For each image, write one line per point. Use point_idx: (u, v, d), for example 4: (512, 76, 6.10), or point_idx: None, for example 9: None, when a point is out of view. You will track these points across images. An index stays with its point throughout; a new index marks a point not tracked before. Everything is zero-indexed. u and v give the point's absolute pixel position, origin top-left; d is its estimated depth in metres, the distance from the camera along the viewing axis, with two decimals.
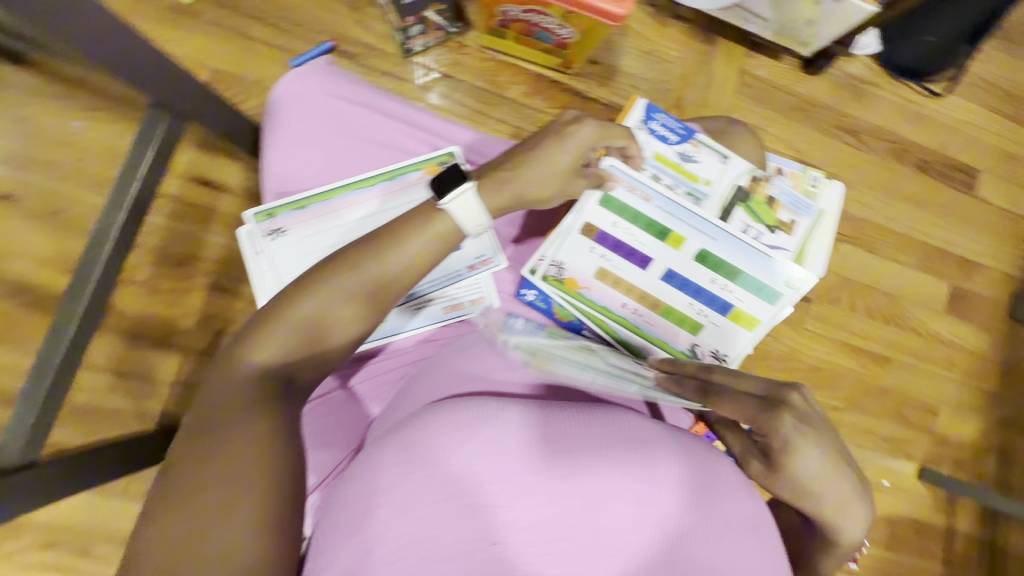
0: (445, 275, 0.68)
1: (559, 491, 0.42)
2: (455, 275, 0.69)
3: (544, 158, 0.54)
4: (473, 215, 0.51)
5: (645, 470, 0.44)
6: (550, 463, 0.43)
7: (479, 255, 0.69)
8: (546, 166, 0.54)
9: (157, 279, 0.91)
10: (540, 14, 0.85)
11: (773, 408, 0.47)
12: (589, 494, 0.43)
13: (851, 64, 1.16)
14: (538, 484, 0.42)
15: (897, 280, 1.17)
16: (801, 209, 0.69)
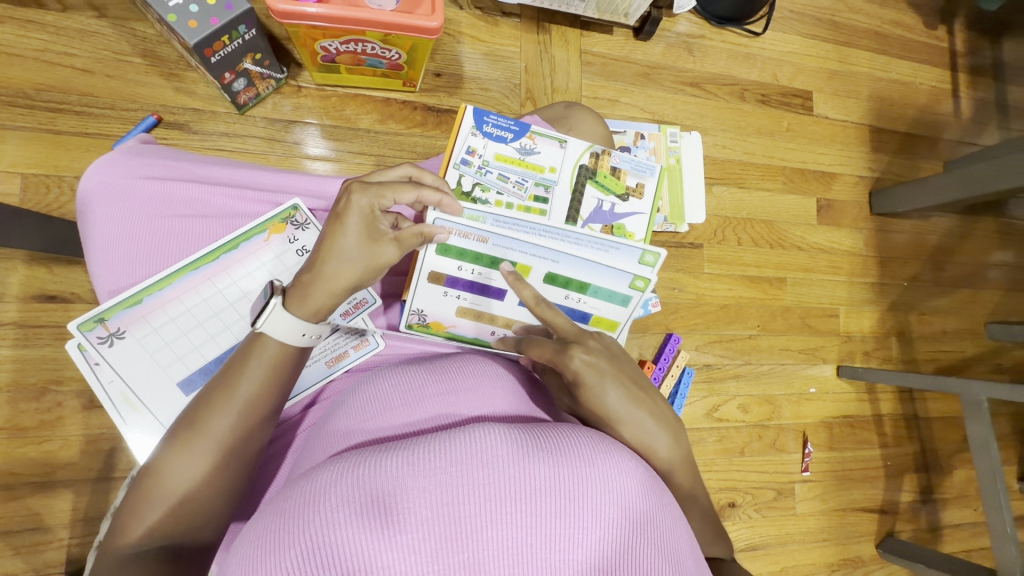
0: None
1: (441, 541, 0.37)
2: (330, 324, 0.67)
3: (335, 248, 0.52)
4: (289, 327, 0.51)
5: (533, 488, 0.40)
6: (425, 512, 0.37)
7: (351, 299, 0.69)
8: (340, 255, 0.52)
9: (17, 417, 0.81)
10: (360, 42, 0.83)
11: (564, 345, 0.56)
12: (473, 534, 0.38)
13: (678, 23, 1.23)
14: (414, 537, 0.37)
15: (770, 207, 1.27)
16: (645, 170, 0.73)
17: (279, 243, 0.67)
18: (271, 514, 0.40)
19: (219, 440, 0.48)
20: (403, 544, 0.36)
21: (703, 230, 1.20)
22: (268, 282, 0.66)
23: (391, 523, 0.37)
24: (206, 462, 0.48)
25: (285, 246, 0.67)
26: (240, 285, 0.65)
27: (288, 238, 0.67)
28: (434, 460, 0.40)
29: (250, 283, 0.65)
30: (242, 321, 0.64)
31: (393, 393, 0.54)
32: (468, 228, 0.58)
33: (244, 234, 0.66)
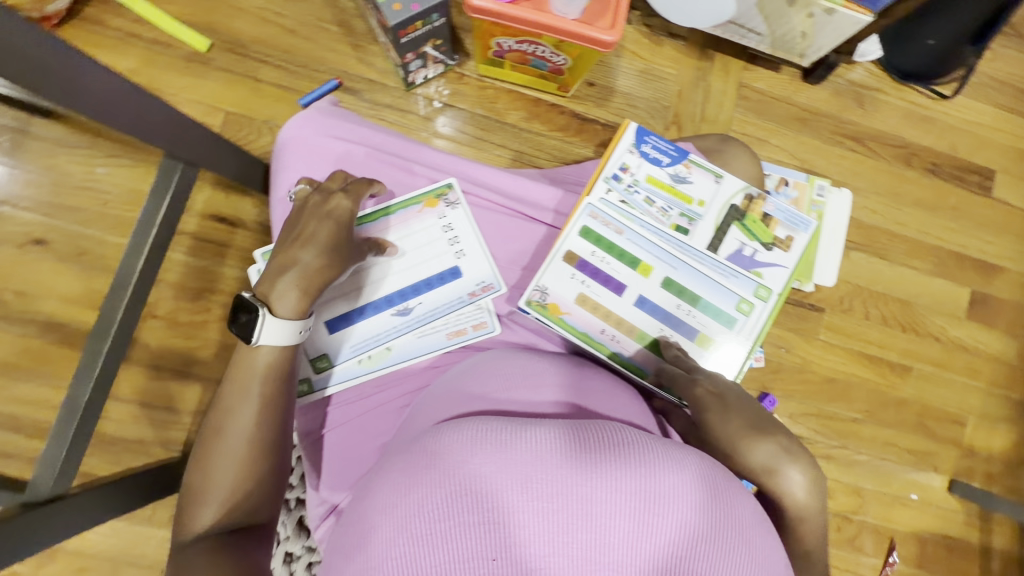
0: (451, 304, 0.72)
1: (558, 506, 0.42)
2: (457, 301, 0.72)
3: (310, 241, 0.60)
4: (281, 333, 0.57)
5: (644, 476, 0.43)
6: (545, 480, 0.43)
7: (479, 282, 0.73)
8: (323, 246, 0.60)
9: (176, 313, 0.95)
10: (534, 44, 0.87)
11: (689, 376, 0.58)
12: (588, 507, 0.42)
13: (853, 70, 1.14)
14: (536, 499, 0.42)
15: (911, 286, 1.15)
16: (799, 225, 0.70)
17: (429, 216, 0.74)
18: (417, 453, 0.46)
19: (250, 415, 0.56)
20: (531, 512, 0.42)
21: (828, 293, 1.12)
22: (414, 250, 0.72)
23: (523, 492, 0.42)
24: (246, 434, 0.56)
25: (433, 220, 0.73)
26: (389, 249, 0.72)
27: (438, 213, 0.74)
28: (564, 447, 0.45)
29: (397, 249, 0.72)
30: (385, 279, 0.71)
31: (516, 373, 0.59)
32: (613, 217, 0.67)
33: (401, 203, 0.73)
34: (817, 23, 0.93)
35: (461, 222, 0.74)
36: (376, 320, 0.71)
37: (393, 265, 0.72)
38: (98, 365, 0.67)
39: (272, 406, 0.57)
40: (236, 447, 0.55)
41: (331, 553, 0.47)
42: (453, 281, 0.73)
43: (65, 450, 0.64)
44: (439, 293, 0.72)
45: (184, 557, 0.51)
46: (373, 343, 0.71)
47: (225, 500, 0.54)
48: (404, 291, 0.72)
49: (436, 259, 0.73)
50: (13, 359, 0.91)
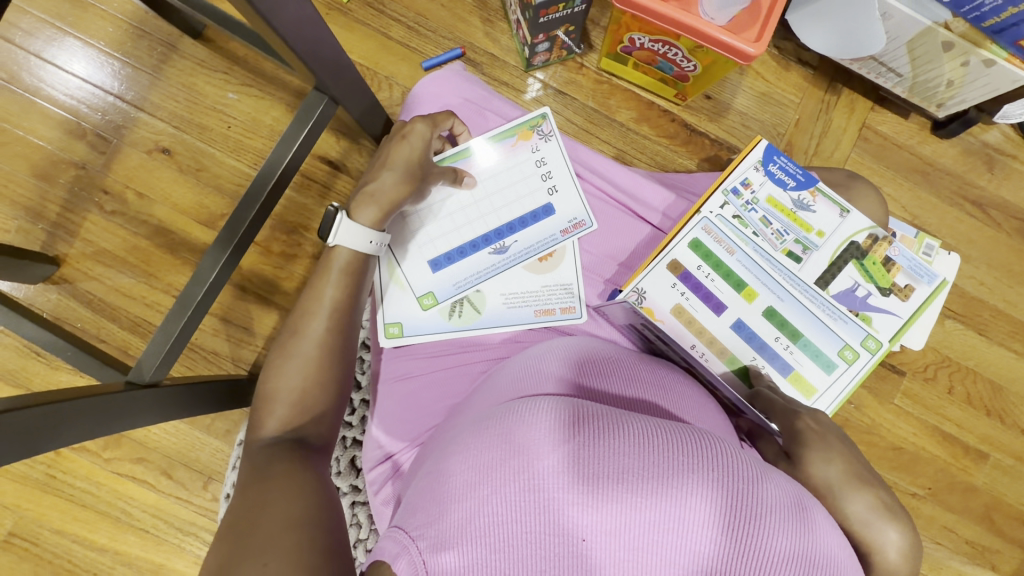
0: (545, 241, 0.76)
1: (654, 509, 0.40)
2: (551, 240, 0.76)
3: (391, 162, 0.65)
4: (355, 234, 0.61)
5: (742, 491, 0.42)
6: (642, 478, 0.41)
7: (571, 219, 0.77)
8: (400, 166, 0.65)
9: (270, 241, 1.00)
10: (667, 45, 0.86)
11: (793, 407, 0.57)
12: (684, 513, 0.40)
13: (989, 131, 1.07)
14: (631, 499, 0.40)
15: (1006, 369, 1.07)
16: (921, 276, 0.65)
17: (524, 148, 0.77)
18: (512, 420, 0.45)
19: (320, 327, 0.59)
20: (626, 506, 0.40)
21: (914, 358, 1.06)
22: (509, 186, 0.76)
23: (621, 483, 0.41)
24: (318, 341, 0.59)
25: (528, 154, 0.77)
26: (488, 183, 0.76)
27: (531, 147, 0.77)
28: (666, 446, 0.43)
29: (496, 185, 0.76)
30: (487, 216, 0.76)
31: (605, 361, 0.57)
32: (727, 234, 0.65)
33: (498, 138, 0.76)
34: (970, 73, 0.87)
35: (555, 154, 0.78)
36: (475, 259, 0.75)
37: (493, 203, 0.76)
38: (214, 270, 0.74)
39: (341, 316, 0.61)
40: (305, 354, 0.58)
41: (408, 497, 0.48)
42: (548, 219, 0.77)
43: (169, 340, 0.73)
44: (534, 230, 0.76)
45: (254, 459, 0.52)
46: (472, 280, 0.75)
47: (291, 406, 0.56)
48: (500, 231, 0.76)
49: (531, 196, 0.77)
50: (123, 253, 0.98)
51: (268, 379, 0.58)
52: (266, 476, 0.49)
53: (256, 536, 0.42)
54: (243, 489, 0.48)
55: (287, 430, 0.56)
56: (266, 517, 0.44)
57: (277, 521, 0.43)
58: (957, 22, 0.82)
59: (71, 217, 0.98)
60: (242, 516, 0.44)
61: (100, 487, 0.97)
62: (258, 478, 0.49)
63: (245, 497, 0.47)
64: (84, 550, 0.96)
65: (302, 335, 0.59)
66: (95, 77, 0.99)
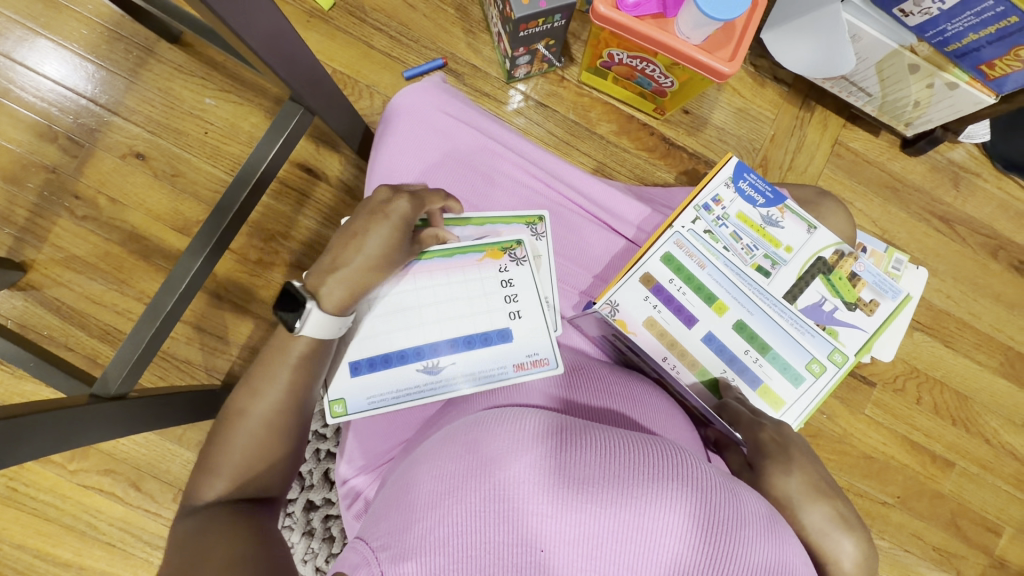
0: (490, 369, 0.62)
1: (613, 516, 0.40)
2: (499, 371, 0.62)
3: (364, 242, 0.56)
4: (324, 328, 0.56)
5: (701, 499, 0.42)
6: (602, 487, 0.41)
7: (531, 354, 0.62)
8: (375, 252, 0.56)
9: (247, 249, 0.98)
10: (645, 61, 0.88)
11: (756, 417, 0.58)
12: (641, 520, 0.41)
13: (955, 149, 1.11)
14: (591, 507, 0.41)
15: (972, 380, 1.10)
16: (886, 291, 0.67)
17: (490, 267, 0.67)
18: (479, 429, 0.45)
19: (269, 417, 0.55)
20: (587, 515, 0.40)
21: (884, 368, 1.09)
22: (462, 300, 0.66)
23: (583, 492, 0.41)
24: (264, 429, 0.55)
25: (494, 272, 0.67)
26: (444, 289, 0.66)
27: (500, 266, 0.68)
28: (630, 456, 0.43)
29: (446, 299, 0.66)
30: (429, 324, 0.65)
31: (577, 373, 0.58)
32: (697, 249, 0.66)
33: (464, 249, 0.66)
34: (935, 94, 0.91)
35: (524, 281, 0.68)
36: (400, 371, 0.64)
37: (443, 312, 0.65)
38: (186, 279, 0.73)
39: (296, 402, 0.57)
40: (253, 432, 0.55)
41: (374, 508, 0.47)
42: (502, 346, 0.64)
43: (139, 351, 0.72)
44: (486, 354, 0.64)
45: (186, 530, 0.51)
46: (391, 397, 0.64)
47: (232, 478, 0.54)
48: (440, 346, 0.64)
49: (487, 318, 0.66)
50: (93, 260, 0.96)
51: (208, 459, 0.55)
52: (208, 527, 0.50)
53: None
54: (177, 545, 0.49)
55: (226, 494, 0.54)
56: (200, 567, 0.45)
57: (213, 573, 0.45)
58: (922, 45, 0.84)
59: (40, 222, 0.96)
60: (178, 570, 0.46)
61: (66, 499, 0.94)
62: (199, 532, 0.49)
63: (180, 552, 0.48)
64: (48, 564, 0.93)
65: (249, 424, 0.55)
66: (67, 80, 0.97)
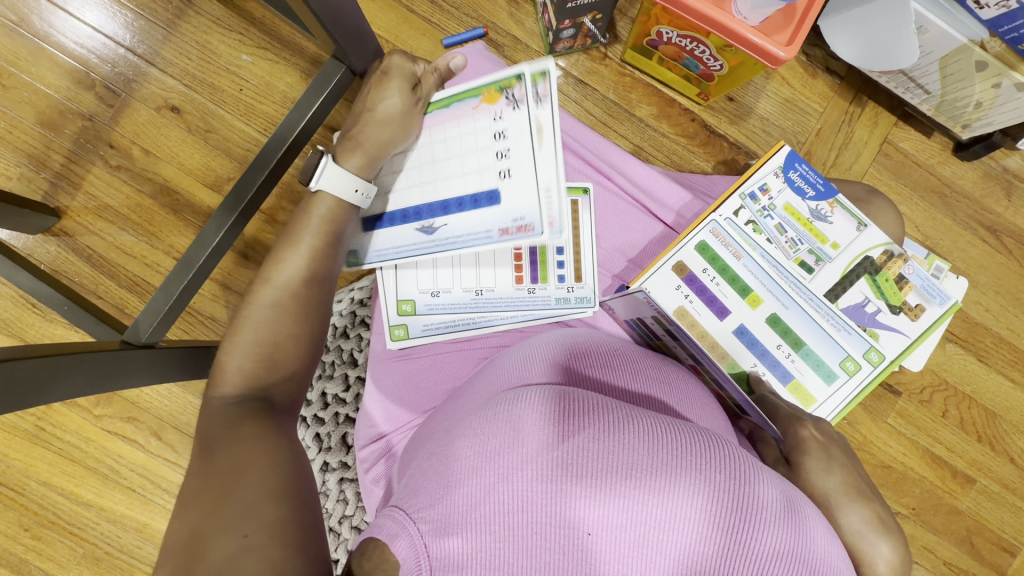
0: (476, 235, 0.65)
1: (658, 504, 0.40)
2: (484, 235, 0.65)
3: (375, 109, 0.63)
4: (342, 182, 0.61)
5: (745, 492, 0.41)
6: (647, 473, 0.41)
7: (516, 218, 0.64)
8: (387, 111, 0.62)
9: (275, 210, 0.98)
10: (696, 41, 0.84)
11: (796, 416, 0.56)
12: (686, 510, 0.40)
13: (1011, 156, 1.05)
14: (636, 492, 0.40)
15: (1002, 398, 1.07)
16: (934, 297, 0.64)
17: (485, 112, 0.63)
18: (521, 407, 0.44)
19: (292, 282, 0.59)
20: (633, 501, 0.40)
21: (912, 379, 1.06)
22: (456, 155, 0.65)
23: (628, 478, 0.40)
24: (290, 292, 0.58)
25: (487, 122, 0.63)
26: (439, 146, 0.66)
27: (494, 113, 0.62)
28: (675, 444, 0.42)
29: (442, 153, 0.66)
30: (425, 184, 0.67)
31: (611, 354, 0.57)
32: (734, 239, 0.64)
33: (458, 96, 0.64)
34: (1000, 95, 0.86)
35: (518, 130, 0.61)
36: (401, 230, 0.69)
37: (434, 172, 0.66)
38: (219, 233, 0.73)
39: (317, 266, 0.61)
40: (276, 300, 0.58)
41: (408, 479, 0.47)
42: (489, 210, 0.64)
43: (169, 303, 0.72)
44: (473, 223, 0.65)
45: (213, 419, 0.51)
46: (392, 254, 0.70)
47: (256, 358, 0.55)
48: (433, 207, 0.67)
49: (477, 173, 0.64)
50: (125, 211, 0.97)
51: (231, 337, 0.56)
52: (233, 438, 0.48)
53: (224, 513, 0.41)
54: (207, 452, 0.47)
55: (251, 387, 0.55)
56: (238, 488, 0.43)
57: (252, 494, 0.42)
58: (993, 41, 0.80)
59: (75, 169, 0.96)
60: (214, 477, 0.44)
61: (90, 442, 0.96)
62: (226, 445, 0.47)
63: (204, 469, 0.45)
64: (70, 503, 0.97)
65: (274, 290, 0.58)
66: (107, 27, 0.97)
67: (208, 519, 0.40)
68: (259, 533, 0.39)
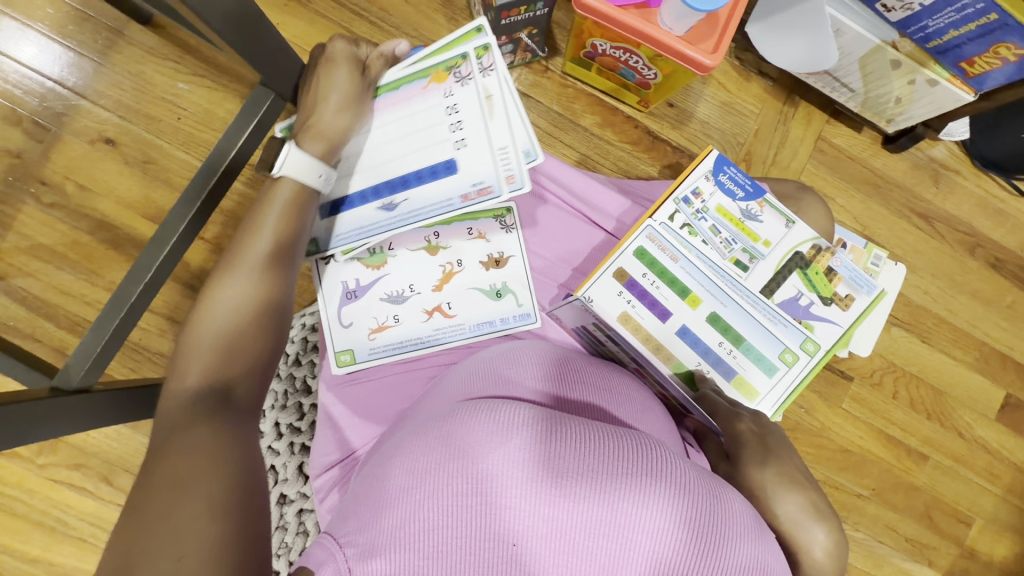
0: (438, 204, 0.68)
1: (586, 512, 0.40)
2: (446, 204, 0.68)
3: (326, 102, 0.63)
4: (304, 170, 0.61)
5: (673, 493, 0.42)
6: (574, 481, 0.41)
7: (476, 183, 0.68)
8: (340, 100, 0.62)
9: (222, 238, 0.96)
10: (629, 52, 0.87)
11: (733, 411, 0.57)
12: (613, 516, 0.40)
13: (935, 146, 1.11)
14: (563, 501, 0.40)
15: (947, 376, 1.12)
16: (862, 286, 0.67)
17: (436, 92, 0.66)
18: (453, 422, 0.44)
19: (252, 266, 0.58)
20: (560, 509, 0.40)
21: (862, 363, 1.10)
22: (411, 130, 0.67)
23: (557, 487, 0.40)
24: (251, 278, 0.58)
25: (439, 98, 0.66)
26: (390, 124, 0.67)
27: (445, 91, 0.66)
28: (605, 449, 0.43)
29: (397, 128, 0.67)
30: (380, 165, 0.68)
31: (556, 361, 0.57)
32: (670, 242, 0.66)
33: (407, 77, 0.66)
34: (916, 91, 0.91)
35: (469, 100, 0.66)
36: (361, 210, 0.69)
37: (392, 150, 0.68)
38: (153, 268, 0.70)
39: (278, 251, 0.60)
40: (238, 286, 0.57)
41: (346, 502, 0.46)
42: (448, 178, 0.67)
43: (103, 344, 0.70)
44: (431, 190, 0.68)
45: (174, 412, 0.50)
46: (353, 236, 0.70)
47: (219, 345, 0.55)
48: (392, 184, 0.68)
49: (434, 149, 0.67)
50: (61, 248, 0.94)
51: (192, 332, 0.56)
52: (187, 439, 0.46)
53: (161, 533, 0.39)
54: (155, 457, 0.45)
55: (210, 377, 0.53)
56: (182, 502, 0.41)
57: (190, 511, 0.40)
58: (904, 41, 0.84)
59: (5, 209, 0.93)
60: (157, 489, 0.42)
61: (34, 494, 0.92)
62: (173, 451, 0.45)
63: (150, 478, 0.43)
64: (16, 561, 0.91)
65: (235, 278, 0.58)
66: (33, 61, 0.94)
67: (144, 536, 0.39)
68: (197, 556, 0.38)
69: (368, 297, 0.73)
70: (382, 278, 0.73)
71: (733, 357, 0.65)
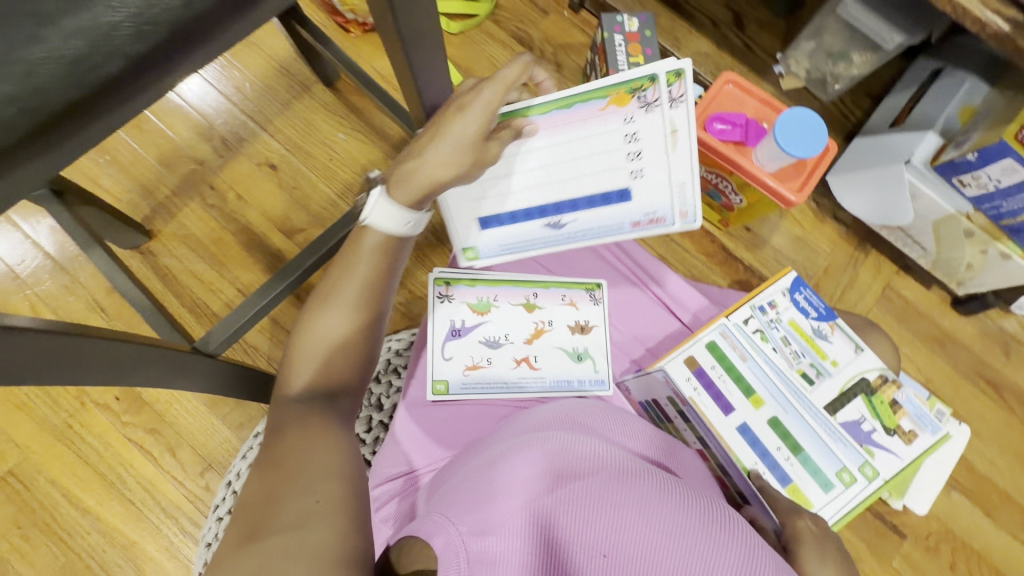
0: (605, 228, 0.70)
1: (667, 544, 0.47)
2: (615, 227, 0.70)
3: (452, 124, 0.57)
4: (392, 218, 0.59)
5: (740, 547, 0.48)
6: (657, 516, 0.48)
7: (649, 212, 0.68)
8: (464, 134, 0.56)
9: None
10: (721, 178, 0.99)
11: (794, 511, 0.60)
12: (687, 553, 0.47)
13: (1007, 317, 1.14)
14: (647, 530, 0.47)
15: (1012, 559, 1.04)
16: (926, 425, 0.69)
17: (615, 114, 0.60)
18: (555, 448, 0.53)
19: (347, 304, 0.61)
20: (643, 537, 0.47)
21: (917, 522, 1.05)
22: (588, 155, 0.63)
23: (642, 517, 0.48)
24: (344, 314, 0.60)
25: (618, 123, 0.60)
26: (566, 144, 0.62)
27: (626, 114, 0.60)
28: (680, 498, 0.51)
29: (581, 147, 0.62)
30: (555, 184, 0.65)
31: (627, 424, 0.65)
32: (741, 343, 0.71)
33: (585, 95, 0.58)
34: (987, 261, 0.97)
35: (652, 128, 0.61)
36: (524, 227, 0.70)
37: (563, 168, 0.64)
38: (299, 271, 0.84)
39: (373, 288, 0.61)
40: (332, 321, 0.60)
41: (447, 497, 0.54)
42: (621, 205, 0.67)
43: (238, 323, 0.81)
44: (600, 218, 0.69)
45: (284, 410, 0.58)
46: (523, 246, 0.72)
47: (317, 370, 0.60)
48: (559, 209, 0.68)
49: (609, 175, 0.65)
50: (206, 241, 1.11)
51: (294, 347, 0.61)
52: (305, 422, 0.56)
53: (299, 480, 0.49)
54: (275, 431, 0.56)
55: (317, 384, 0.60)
56: (306, 465, 0.50)
57: (317, 467, 0.50)
58: (977, 215, 0.93)
59: (175, 201, 1.12)
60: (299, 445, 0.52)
61: (107, 448, 1.00)
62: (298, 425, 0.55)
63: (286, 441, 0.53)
64: (70, 508, 0.98)
65: (327, 313, 0.60)
66: (237, 97, 1.18)
67: (282, 480, 0.49)
68: (328, 502, 0.48)
69: (469, 337, 0.82)
70: (483, 324, 0.83)
71: (792, 464, 0.67)
